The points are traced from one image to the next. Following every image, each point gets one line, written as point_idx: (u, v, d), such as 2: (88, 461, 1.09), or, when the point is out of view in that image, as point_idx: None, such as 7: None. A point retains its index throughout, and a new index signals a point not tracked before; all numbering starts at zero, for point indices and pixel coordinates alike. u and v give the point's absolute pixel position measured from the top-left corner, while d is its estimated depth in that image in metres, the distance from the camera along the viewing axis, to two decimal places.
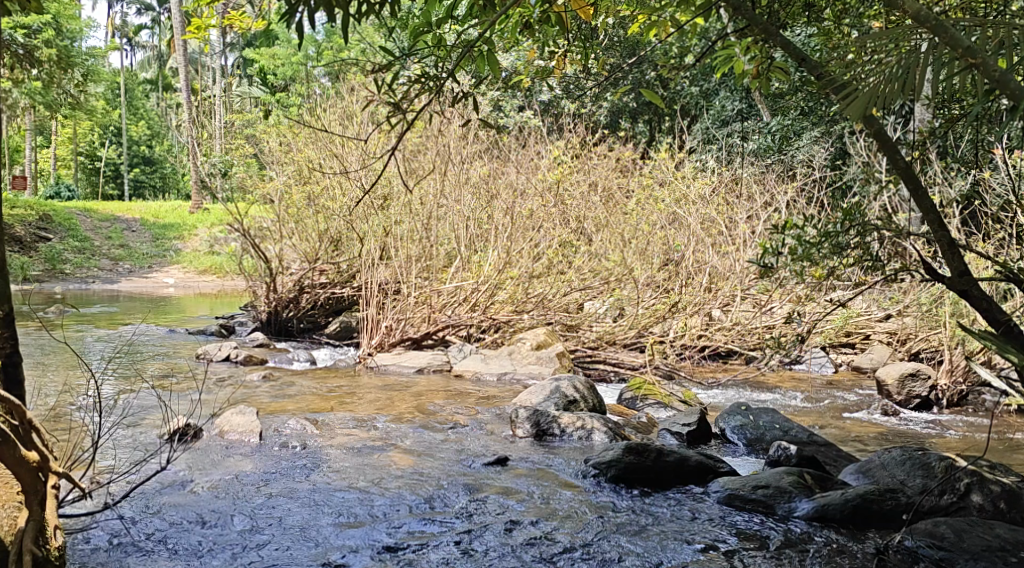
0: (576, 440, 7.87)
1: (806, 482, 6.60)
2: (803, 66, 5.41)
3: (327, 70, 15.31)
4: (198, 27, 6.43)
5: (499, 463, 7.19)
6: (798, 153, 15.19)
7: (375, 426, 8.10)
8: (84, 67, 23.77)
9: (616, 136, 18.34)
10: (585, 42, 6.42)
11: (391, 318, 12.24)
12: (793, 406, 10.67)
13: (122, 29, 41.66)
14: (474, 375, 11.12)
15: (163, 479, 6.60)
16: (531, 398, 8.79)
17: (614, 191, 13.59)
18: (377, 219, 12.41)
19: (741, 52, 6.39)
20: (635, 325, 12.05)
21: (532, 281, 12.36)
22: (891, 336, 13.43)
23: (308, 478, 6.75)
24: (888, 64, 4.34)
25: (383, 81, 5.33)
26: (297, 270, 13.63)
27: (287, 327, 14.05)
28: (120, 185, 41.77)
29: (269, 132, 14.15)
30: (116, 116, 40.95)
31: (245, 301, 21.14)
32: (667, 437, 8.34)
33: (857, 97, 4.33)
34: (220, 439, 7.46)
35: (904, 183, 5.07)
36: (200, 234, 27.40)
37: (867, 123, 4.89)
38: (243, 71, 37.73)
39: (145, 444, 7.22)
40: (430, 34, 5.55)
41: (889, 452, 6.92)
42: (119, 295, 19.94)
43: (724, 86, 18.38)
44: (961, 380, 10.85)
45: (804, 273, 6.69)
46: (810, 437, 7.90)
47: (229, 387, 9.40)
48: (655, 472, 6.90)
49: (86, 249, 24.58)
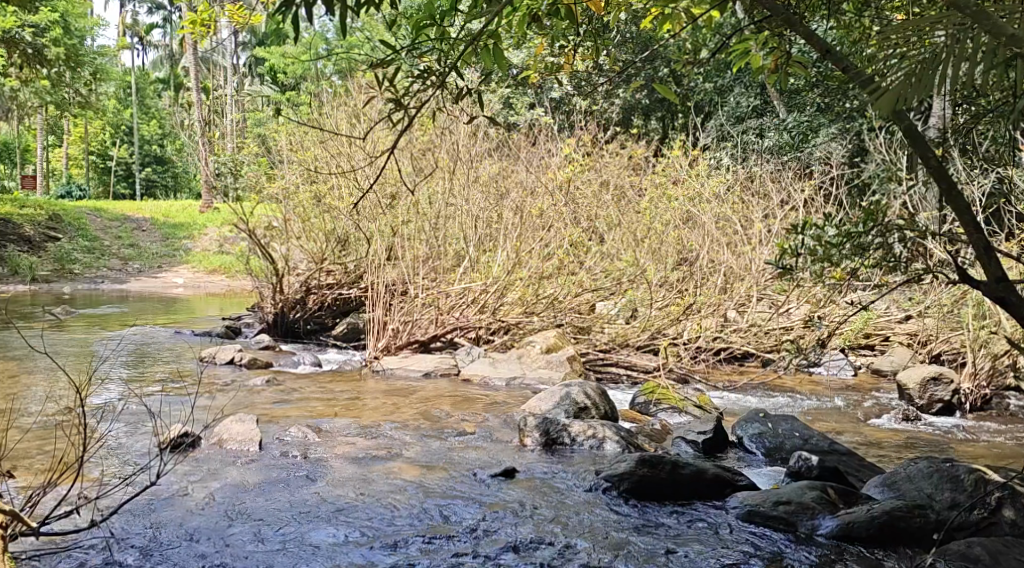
0: (587, 450, 7.60)
1: (829, 497, 6.29)
2: (824, 57, 4.98)
3: (334, 68, 15.06)
4: (197, 22, 6.18)
5: (507, 475, 6.92)
6: (816, 151, 14.87)
7: (380, 434, 7.84)
8: (94, 65, 23.58)
9: (628, 132, 18.05)
10: (596, 38, 6.14)
11: (398, 321, 11.90)
12: (812, 411, 10.37)
13: (133, 28, 41.57)
14: (482, 380, 10.87)
15: (156, 492, 6.35)
16: (541, 405, 8.51)
17: (627, 189, 13.30)
18: (385, 219, 11.94)
19: (760, 47, 6.09)
20: (648, 327, 11.77)
21: (543, 281, 12.04)
22: (912, 338, 13.10)
23: (309, 491, 6.49)
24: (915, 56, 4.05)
25: (382, 75, 5.06)
26: (304, 271, 13.44)
27: (293, 328, 13.90)
28: (131, 184, 41.73)
29: (275, 130, 13.91)
30: (127, 115, 40.83)
31: (255, 301, 20.91)
32: (682, 445, 8.05)
33: (884, 91, 4.03)
34: (218, 448, 7.20)
35: (936, 183, 4.74)
36: (210, 233, 27.21)
37: (895, 119, 4.55)
38: (254, 69, 37.51)
39: (139, 454, 6.98)
40: (432, 27, 5.20)
41: (915, 464, 6.62)
42: (128, 295, 19.79)
43: (739, 82, 18.05)
44: (985, 384, 10.62)
45: (824, 275, 6.39)
46: (830, 446, 7.63)
47: (232, 393, 9.16)
48: (669, 486, 6.61)
49: (96, 249, 24.44)
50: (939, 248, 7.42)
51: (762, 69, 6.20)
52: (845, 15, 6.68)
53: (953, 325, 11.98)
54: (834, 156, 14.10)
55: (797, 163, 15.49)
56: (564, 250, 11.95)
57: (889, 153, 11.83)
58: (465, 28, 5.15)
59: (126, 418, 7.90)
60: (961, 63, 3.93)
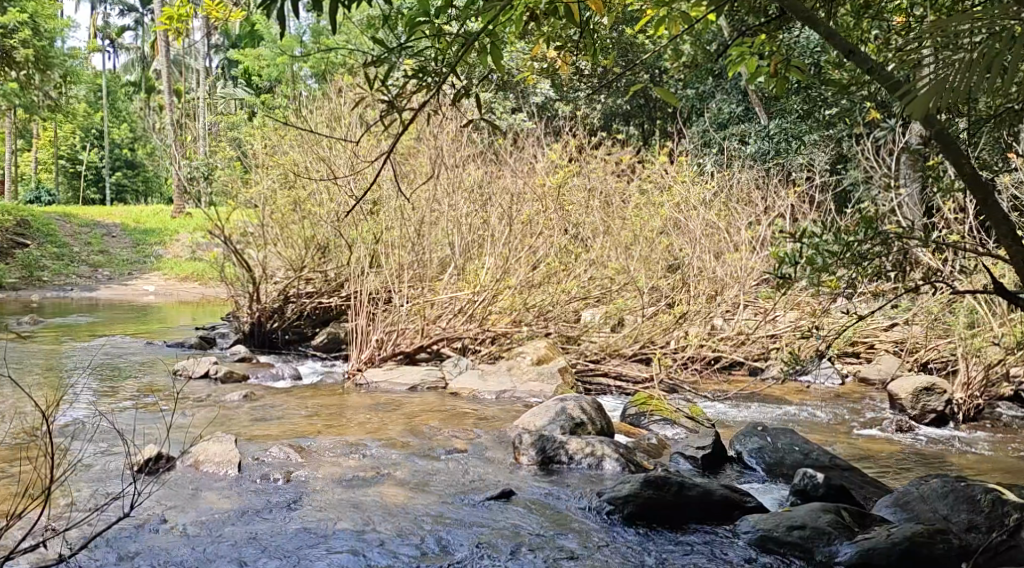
0: (585, 469, 7.31)
1: (845, 520, 6.04)
2: (846, 58, 4.75)
3: (312, 73, 14.72)
4: (172, 18, 5.81)
5: (504, 497, 6.64)
6: (800, 158, 14.66)
7: (366, 453, 7.51)
8: (63, 68, 23.03)
9: (610, 138, 17.79)
10: (592, 40, 5.85)
11: (382, 331, 11.54)
12: (806, 421, 10.17)
13: (103, 30, 40.92)
14: (470, 394, 10.55)
15: (130, 521, 6.00)
16: (534, 420, 8.19)
17: (611, 193, 12.88)
18: (367, 225, 11.77)
19: (758, 49, 5.84)
20: (637, 338, 11.40)
21: (531, 289, 11.73)
22: (899, 346, 12.84)
23: (294, 518, 6.16)
24: (957, 56, 3.74)
25: (372, 77, 4.72)
26: (281, 278, 13.05)
27: (271, 339, 13.42)
28: (101, 189, 40.99)
29: (251, 134, 13.55)
30: (97, 119, 40.18)
31: (228, 309, 20.43)
32: (680, 462, 7.78)
33: (916, 94, 3.73)
34: (195, 471, 6.83)
35: (971, 192, 4.51)
36: (181, 238, 26.60)
37: (928, 124, 4.34)
38: (224, 73, 36.88)
39: (109, 479, 6.62)
40: (429, 25, 4.83)
41: (928, 484, 6.43)
42: (98, 304, 19.30)
43: (720, 89, 17.83)
44: (978, 394, 10.30)
45: (820, 284, 6.20)
46: (832, 462, 7.39)
47: (209, 409, 8.79)
48: (676, 508, 6.35)
49: (65, 256, 23.89)
50: (933, 258, 7.22)
51: (760, 73, 5.95)
52: (844, 17, 6.43)
53: (943, 333, 11.78)
54: (818, 162, 13.89)
55: (780, 170, 15.27)
56: (552, 257, 11.74)
57: (876, 159, 11.65)
58: (461, 26, 4.82)
59: (96, 439, 7.52)
60: (977, 73, 3.66)
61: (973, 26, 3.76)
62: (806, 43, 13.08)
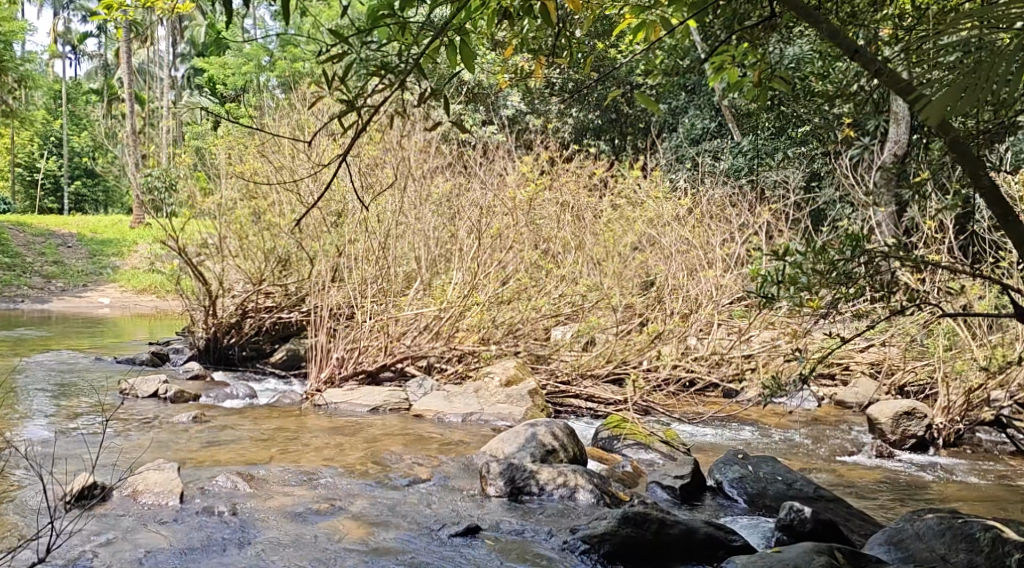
0: (557, 501, 6.86)
1: (840, 563, 5.59)
2: (850, 59, 4.32)
3: (274, 80, 14.19)
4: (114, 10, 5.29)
5: (469, 534, 6.18)
6: (775, 174, 14.30)
7: (321, 482, 7.01)
8: (19, 73, 22.34)
9: (580, 151, 17.39)
10: (569, 40, 5.35)
11: (343, 349, 11.03)
12: (784, 446, 9.79)
13: (63, 36, 40.10)
14: (435, 417, 10.08)
15: (55, 561, 5.47)
16: (503, 446, 7.71)
17: (584, 208, 12.42)
18: (330, 238, 11.34)
19: (741, 56, 5.35)
20: (610, 358, 11.02)
21: (499, 307, 11.30)
22: (876, 368, 12.48)
23: (239, 557, 5.67)
24: (967, 61, 3.27)
25: (327, 78, 4.26)
26: (240, 292, 12.53)
27: (227, 355, 12.94)
28: (60, 198, 40.16)
29: (211, 142, 12.99)
30: (57, 126, 39.43)
31: (186, 323, 19.80)
32: (657, 492, 7.35)
33: (930, 97, 3.23)
34: (133, 502, 6.31)
35: (989, 208, 4.09)
36: (139, 250, 25.80)
37: (943, 132, 3.92)
38: (185, 82, 36.01)
39: (35, 512, 6.11)
40: (391, 19, 4.32)
41: (924, 520, 6.05)
42: (50, 317, 18.60)
43: (693, 104, 17.45)
44: (959, 419, 9.90)
45: (808, 305, 5.77)
46: (817, 493, 7.04)
47: (155, 433, 8.25)
48: (656, 548, 5.95)
49: (17, 267, 23.22)
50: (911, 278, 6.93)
51: (744, 84, 5.45)
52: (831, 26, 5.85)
53: (920, 355, 11.46)
54: (794, 179, 13.54)
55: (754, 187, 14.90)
56: (522, 273, 11.30)
57: (852, 176, 11.29)
58: (426, 19, 4.32)
59: (28, 467, 6.98)
60: (986, 81, 3.14)
61: (972, 29, 3.28)
62: (784, 57, 12.69)
